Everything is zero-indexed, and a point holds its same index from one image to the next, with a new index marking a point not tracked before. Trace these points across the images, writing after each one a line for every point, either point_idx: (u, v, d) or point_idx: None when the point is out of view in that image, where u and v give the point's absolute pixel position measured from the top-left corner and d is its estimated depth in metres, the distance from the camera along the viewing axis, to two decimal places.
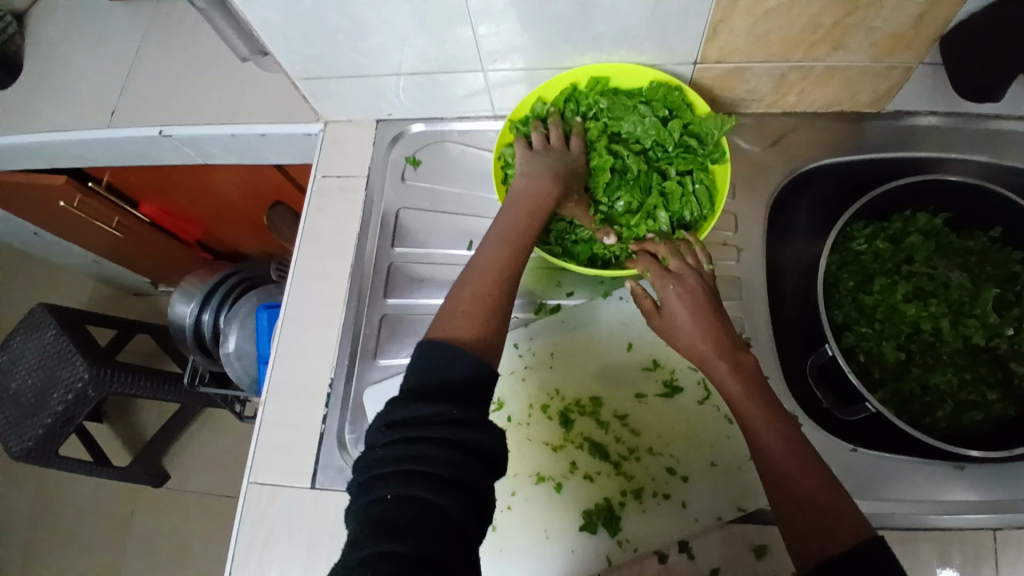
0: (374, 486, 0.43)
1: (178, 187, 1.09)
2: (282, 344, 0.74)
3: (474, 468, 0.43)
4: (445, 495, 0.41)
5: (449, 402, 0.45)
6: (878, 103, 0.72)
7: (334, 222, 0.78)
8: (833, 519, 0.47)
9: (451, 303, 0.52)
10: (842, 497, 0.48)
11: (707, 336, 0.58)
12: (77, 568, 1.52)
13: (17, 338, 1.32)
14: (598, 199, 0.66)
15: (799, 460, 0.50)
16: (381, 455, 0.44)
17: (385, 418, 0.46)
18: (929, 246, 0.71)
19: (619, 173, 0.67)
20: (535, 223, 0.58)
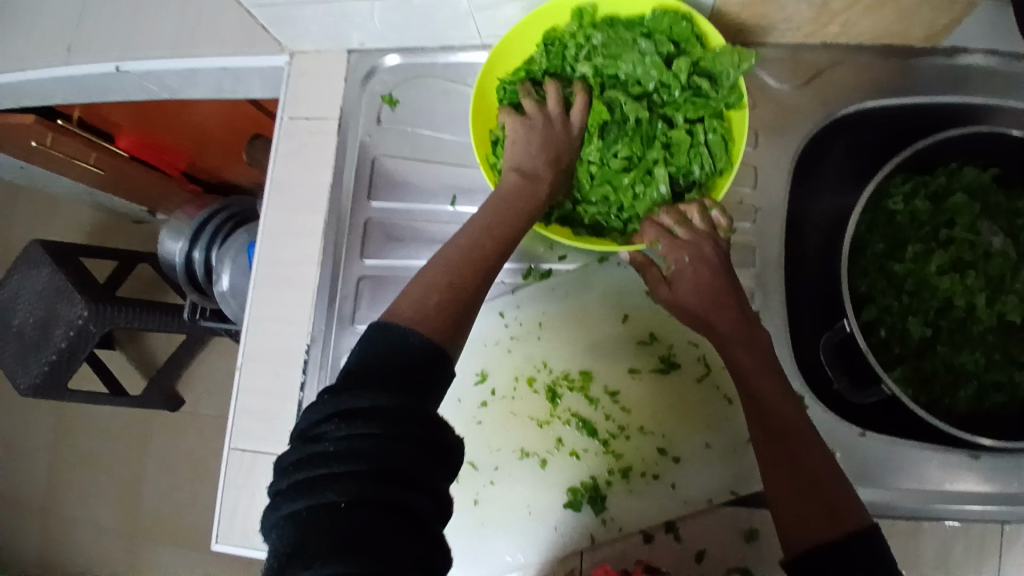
0: (321, 487, 0.37)
1: (151, 122, 1.02)
2: (258, 307, 0.70)
3: (432, 462, 0.40)
4: (400, 495, 0.37)
5: (403, 395, 0.40)
6: (934, 37, 0.61)
7: (306, 172, 0.72)
8: (833, 504, 0.43)
9: (422, 288, 0.46)
10: (844, 485, 0.45)
11: (719, 310, 0.53)
12: (108, 482, 1.62)
13: (15, 275, 1.31)
14: (586, 150, 0.58)
15: (806, 444, 0.46)
16: (330, 450, 0.38)
17: (331, 407, 0.40)
18: (974, 208, 0.63)
19: (616, 125, 0.58)
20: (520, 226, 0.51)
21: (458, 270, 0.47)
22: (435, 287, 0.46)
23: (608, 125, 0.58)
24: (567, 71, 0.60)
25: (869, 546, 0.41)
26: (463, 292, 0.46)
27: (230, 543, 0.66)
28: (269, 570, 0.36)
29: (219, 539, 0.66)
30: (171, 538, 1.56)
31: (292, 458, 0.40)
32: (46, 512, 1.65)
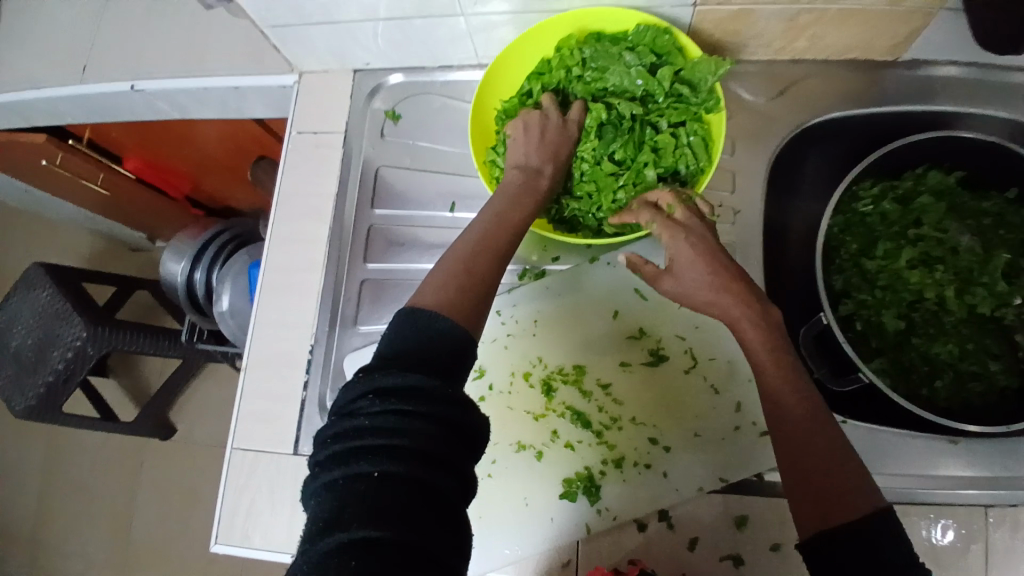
0: (357, 459, 0.39)
1: (160, 142, 1.06)
2: (262, 311, 0.72)
3: (458, 444, 0.42)
4: (431, 471, 0.39)
5: (435, 377, 0.42)
6: (896, 49, 0.66)
7: (312, 182, 0.75)
8: (846, 491, 0.43)
9: (443, 275, 0.49)
10: (858, 473, 0.44)
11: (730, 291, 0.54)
12: (97, 512, 1.59)
13: (15, 297, 1.32)
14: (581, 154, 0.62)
15: (820, 430, 0.46)
16: (366, 425, 0.40)
17: (369, 384, 0.42)
18: (940, 207, 0.67)
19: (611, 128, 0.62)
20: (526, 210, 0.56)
21: (473, 259, 0.51)
22: (451, 275, 0.49)
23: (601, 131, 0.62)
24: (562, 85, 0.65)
25: (881, 532, 0.40)
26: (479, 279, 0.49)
27: (229, 544, 0.66)
28: (304, 536, 0.37)
29: (218, 540, 0.66)
30: (161, 569, 1.53)
31: (328, 433, 0.42)
32: (33, 544, 1.61)
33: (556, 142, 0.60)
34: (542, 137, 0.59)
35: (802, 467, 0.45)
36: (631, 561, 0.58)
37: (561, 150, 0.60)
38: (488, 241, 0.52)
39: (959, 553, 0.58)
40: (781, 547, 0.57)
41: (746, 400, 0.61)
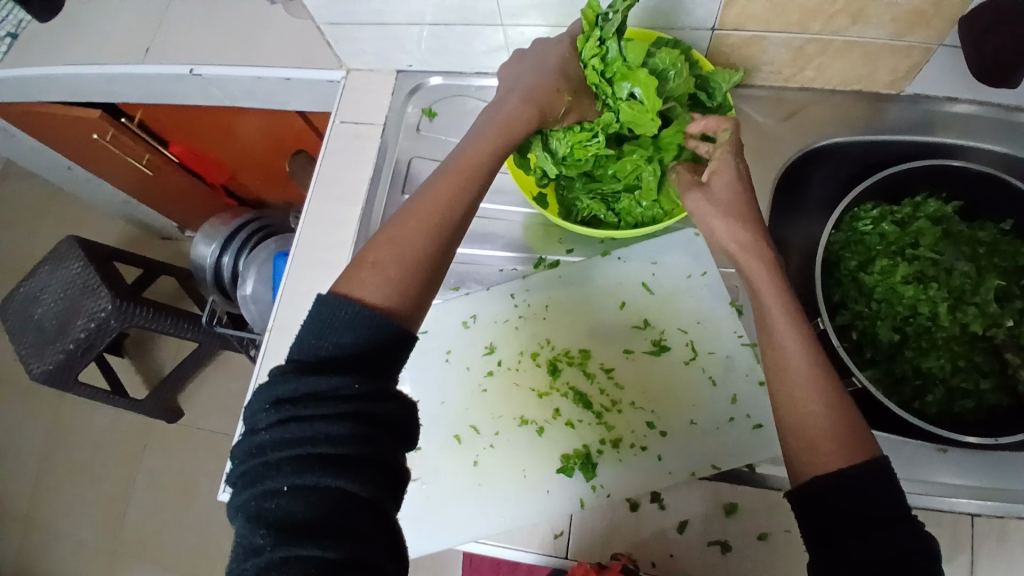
0: (264, 477, 0.43)
1: (206, 129, 1.13)
2: (293, 280, 0.77)
3: (384, 437, 0.45)
4: (348, 477, 0.42)
5: (343, 375, 0.45)
6: (898, 83, 0.72)
7: (349, 167, 0.81)
8: (845, 436, 0.48)
9: (369, 250, 0.53)
10: (855, 423, 0.49)
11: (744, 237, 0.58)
12: (96, 492, 1.61)
13: (45, 267, 1.38)
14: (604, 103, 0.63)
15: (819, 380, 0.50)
16: (268, 440, 0.44)
17: (270, 395, 0.45)
18: (936, 231, 0.71)
19: (616, 43, 0.60)
20: (479, 173, 0.57)
21: (407, 229, 0.54)
22: (378, 251, 0.53)
23: (618, 63, 0.60)
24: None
25: (876, 481, 0.45)
26: (404, 251, 0.53)
27: None
28: (232, 554, 0.42)
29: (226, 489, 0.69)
30: (151, 554, 1.53)
31: (240, 453, 0.46)
32: (27, 519, 1.63)
33: (549, 54, 0.62)
34: (536, 56, 0.63)
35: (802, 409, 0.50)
36: (615, 557, 0.59)
37: (550, 57, 0.62)
38: (432, 206, 0.55)
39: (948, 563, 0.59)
40: (768, 536, 0.58)
41: (741, 393, 0.64)
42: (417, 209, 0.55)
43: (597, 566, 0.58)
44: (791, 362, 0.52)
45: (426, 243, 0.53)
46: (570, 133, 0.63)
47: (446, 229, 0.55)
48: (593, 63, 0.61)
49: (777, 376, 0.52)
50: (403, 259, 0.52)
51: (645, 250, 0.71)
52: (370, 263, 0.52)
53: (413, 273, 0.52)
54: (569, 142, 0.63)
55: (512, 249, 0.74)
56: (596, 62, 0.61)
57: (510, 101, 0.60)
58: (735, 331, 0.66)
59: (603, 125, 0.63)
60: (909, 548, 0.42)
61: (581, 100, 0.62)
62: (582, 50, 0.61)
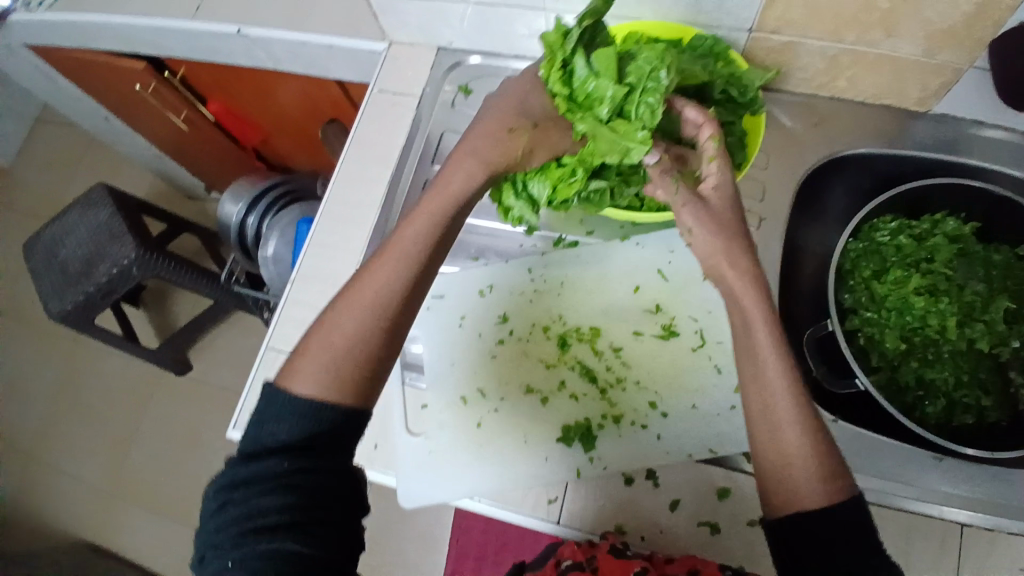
0: (212, 558, 0.47)
1: (246, 91, 1.17)
2: (320, 235, 0.80)
3: (332, 513, 0.49)
4: (285, 547, 0.46)
5: (276, 454, 0.49)
6: (926, 101, 0.73)
7: (384, 134, 0.83)
8: (833, 478, 0.49)
9: (312, 337, 0.54)
10: (836, 459, 0.50)
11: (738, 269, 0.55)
12: (100, 435, 1.65)
13: (74, 211, 1.42)
14: (578, 130, 0.61)
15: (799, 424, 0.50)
16: (214, 523, 0.48)
17: (217, 483, 0.50)
18: (951, 249, 0.73)
19: (582, 64, 0.60)
20: (421, 247, 0.56)
21: (349, 313, 0.53)
22: (320, 340, 0.53)
23: (590, 84, 0.60)
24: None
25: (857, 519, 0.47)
26: (343, 337, 0.52)
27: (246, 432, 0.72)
28: None
29: (237, 425, 0.72)
30: (147, 500, 1.57)
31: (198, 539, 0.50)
32: (29, 455, 1.67)
33: (516, 95, 0.62)
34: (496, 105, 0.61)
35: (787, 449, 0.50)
36: (604, 535, 0.60)
37: (511, 100, 0.61)
38: (371, 288, 0.54)
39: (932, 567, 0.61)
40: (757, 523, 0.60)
41: None
42: (360, 290, 0.54)
43: (588, 543, 0.60)
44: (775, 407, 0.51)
45: (365, 323, 0.53)
46: (545, 176, 0.64)
47: (388, 306, 0.54)
48: (562, 92, 0.61)
49: (760, 412, 0.52)
50: (343, 345, 0.52)
51: (664, 239, 0.73)
52: (310, 352, 0.53)
53: (353, 356, 0.52)
54: (549, 184, 0.64)
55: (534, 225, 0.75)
56: (562, 94, 0.61)
57: (453, 168, 0.58)
58: None
59: (584, 156, 0.62)
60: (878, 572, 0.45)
61: (547, 133, 0.61)
62: (547, 85, 0.61)
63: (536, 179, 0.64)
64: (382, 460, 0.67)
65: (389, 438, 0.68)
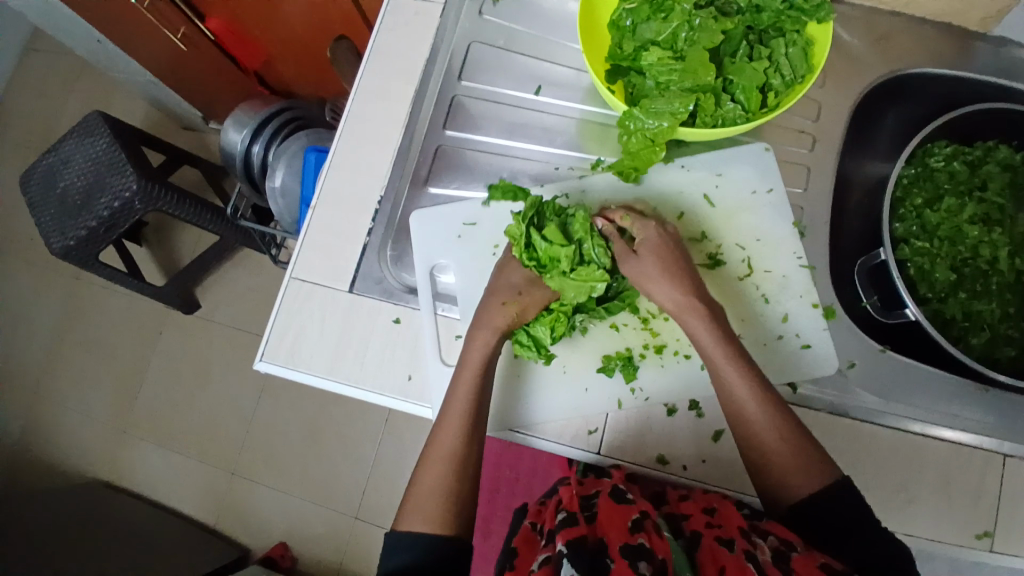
0: None
1: (246, 6, 1.08)
2: (339, 157, 0.74)
3: None
4: None
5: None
6: (988, 22, 0.68)
7: (406, 46, 0.76)
8: (811, 464, 0.53)
9: (415, 495, 0.56)
10: (812, 450, 0.54)
11: (680, 292, 0.58)
12: (110, 373, 1.64)
13: (69, 139, 1.34)
14: (553, 287, 0.61)
15: (772, 422, 0.54)
16: None
17: None
18: (1006, 178, 0.68)
19: (539, 237, 0.61)
20: (479, 382, 0.58)
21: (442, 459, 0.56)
22: (423, 494, 0.55)
23: (553, 253, 0.60)
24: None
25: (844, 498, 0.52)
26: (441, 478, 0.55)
27: (272, 363, 0.69)
28: None
29: (262, 357, 0.69)
30: (160, 436, 1.58)
31: None
32: (37, 393, 1.66)
33: (497, 273, 0.63)
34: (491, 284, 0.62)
35: (768, 452, 0.53)
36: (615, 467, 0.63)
37: (495, 281, 0.62)
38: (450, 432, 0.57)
39: (974, 504, 0.60)
40: None
41: (792, 313, 0.63)
42: (441, 436, 0.57)
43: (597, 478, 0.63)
44: (751, 420, 0.54)
45: (453, 461, 0.56)
46: (541, 318, 0.61)
47: (467, 439, 0.57)
48: (531, 261, 0.62)
49: (738, 429, 0.55)
50: (443, 488, 0.55)
51: (711, 161, 0.68)
52: (417, 493, 0.56)
53: (455, 490, 0.55)
54: (549, 326, 0.61)
55: (569, 147, 0.72)
56: (531, 262, 0.61)
57: (489, 309, 0.60)
58: (794, 252, 0.65)
59: (563, 302, 0.61)
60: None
61: (534, 297, 0.61)
62: (517, 257, 0.62)
63: (536, 324, 0.61)
64: (416, 391, 0.67)
65: (423, 367, 0.67)
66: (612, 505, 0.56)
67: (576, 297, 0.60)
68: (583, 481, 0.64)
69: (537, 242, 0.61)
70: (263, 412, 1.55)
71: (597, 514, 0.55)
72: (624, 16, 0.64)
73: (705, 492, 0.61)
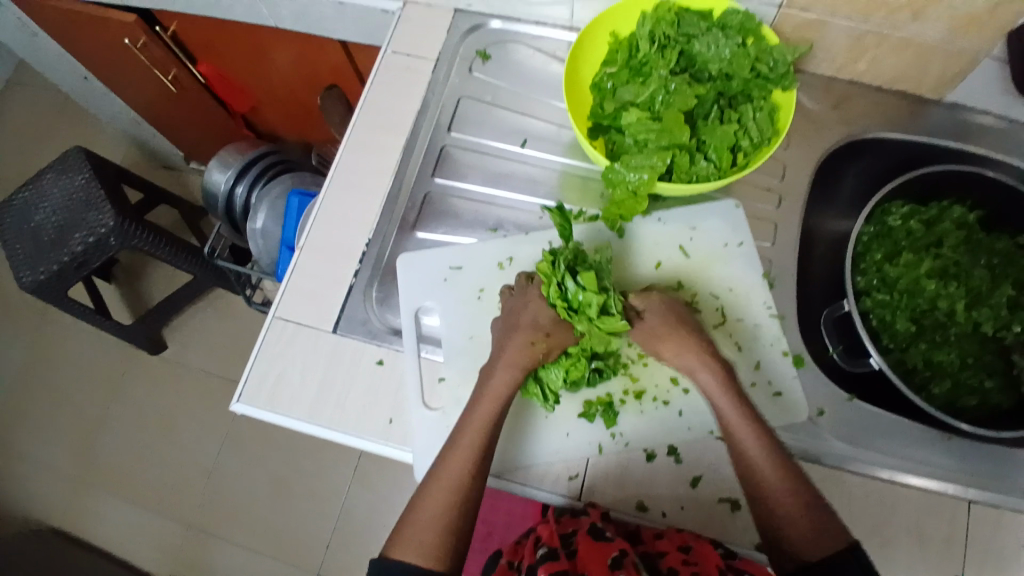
0: None
1: (240, 53, 1.12)
2: (328, 201, 0.76)
3: None
4: None
5: None
6: (942, 87, 0.73)
7: (397, 97, 0.80)
8: (822, 532, 0.53)
9: (412, 527, 0.54)
10: (821, 508, 0.54)
11: (690, 348, 0.61)
12: (68, 417, 1.57)
13: (47, 175, 1.33)
14: (578, 330, 0.61)
15: (780, 477, 0.55)
16: None
17: None
18: (959, 235, 0.74)
19: (573, 280, 0.60)
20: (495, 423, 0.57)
21: (448, 494, 0.55)
22: (423, 526, 0.54)
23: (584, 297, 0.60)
24: (632, 44, 0.70)
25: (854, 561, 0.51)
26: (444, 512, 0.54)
27: (251, 405, 0.68)
28: None
29: (240, 398, 0.69)
30: (117, 486, 1.50)
31: None
32: None
33: (517, 312, 0.63)
34: (510, 320, 0.63)
35: (777, 506, 0.54)
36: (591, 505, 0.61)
37: (520, 318, 0.62)
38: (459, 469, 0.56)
39: (945, 549, 0.61)
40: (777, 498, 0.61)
41: (763, 360, 0.66)
42: (449, 470, 0.56)
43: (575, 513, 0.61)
44: (761, 475, 0.56)
45: (456, 497, 0.55)
46: (559, 361, 0.62)
47: (475, 477, 0.56)
48: (558, 301, 0.62)
49: (749, 484, 0.56)
50: (444, 522, 0.54)
51: (685, 215, 0.72)
52: (413, 524, 0.54)
53: (454, 526, 0.54)
54: (564, 369, 0.62)
55: (552, 197, 0.75)
56: (560, 302, 0.61)
57: (510, 348, 0.60)
58: (765, 302, 0.68)
59: (584, 345, 0.62)
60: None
61: (559, 339, 0.61)
62: (545, 295, 0.62)
63: (554, 366, 0.62)
64: (398, 434, 0.66)
65: (405, 411, 0.67)
66: (591, 544, 0.55)
67: (595, 343, 0.62)
68: (560, 519, 0.61)
69: (571, 284, 0.61)
70: (229, 458, 1.49)
71: (577, 550, 0.55)
72: (606, 79, 0.70)
73: (680, 530, 0.59)
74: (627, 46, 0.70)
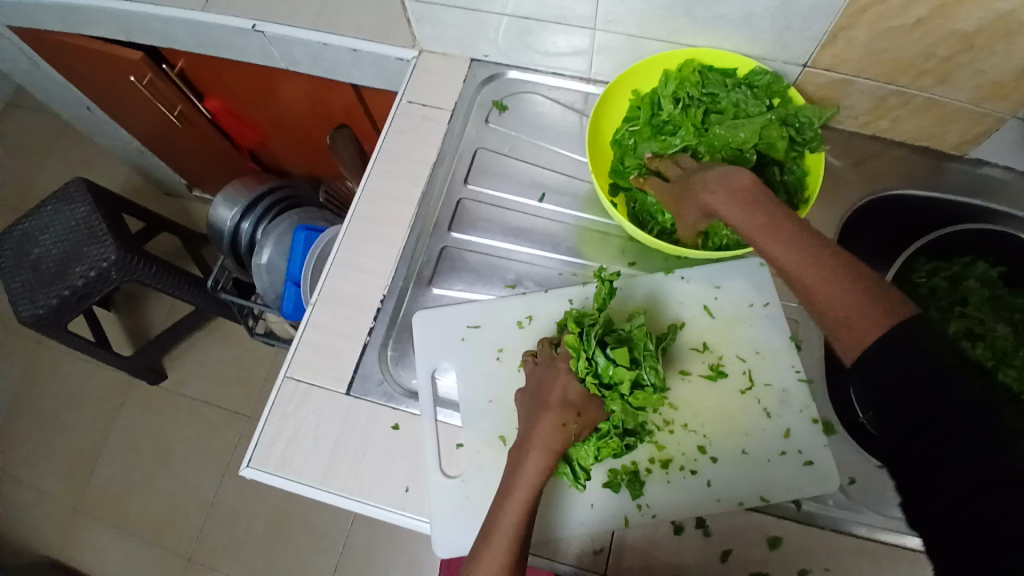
0: None
1: (249, 90, 1.10)
2: (341, 255, 0.74)
3: None
4: None
5: None
6: (963, 147, 0.72)
7: (414, 147, 0.78)
8: (872, 303, 0.45)
9: None
10: (873, 284, 0.47)
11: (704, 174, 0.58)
12: (62, 446, 1.54)
13: (49, 206, 1.31)
14: (610, 408, 0.59)
15: (815, 261, 0.49)
16: None
17: None
18: (983, 293, 0.73)
19: (600, 352, 0.59)
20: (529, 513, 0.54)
21: None
22: None
23: (612, 371, 0.59)
24: (655, 102, 0.69)
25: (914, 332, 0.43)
26: None
27: (262, 469, 0.66)
28: None
29: (251, 463, 0.66)
30: (110, 519, 1.46)
31: None
32: None
33: (544, 385, 0.61)
34: (537, 394, 0.60)
35: (815, 287, 0.48)
36: None
37: (549, 393, 0.59)
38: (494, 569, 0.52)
39: None
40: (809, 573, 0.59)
41: (794, 427, 0.64)
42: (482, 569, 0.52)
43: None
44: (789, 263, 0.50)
45: None
46: (590, 438, 0.59)
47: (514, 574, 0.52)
48: (587, 376, 0.59)
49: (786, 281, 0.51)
50: None
51: (709, 274, 0.70)
52: None
53: None
54: (596, 446, 0.59)
55: (570, 253, 0.74)
56: (590, 377, 0.59)
57: (541, 428, 0.57)
58: (793, 365, 0.66)
59: (616, 422, 0.59)
60: (998, 474, 0.37)
61: (590, 416, 0.58)
62: (573, 367, 0.60)
63: (583, 444, 0.59)
64: (416, 504, 0.64)
65: (422, 479, 0.65)
66: None
67: (627, 420, 0.59)
68: None
69: (595, 358, 0.59)
70: (226, 494, 1.45)
71: None
72: (628, 136, 0.70)
73: None
74: (649, 104, 0.69)
